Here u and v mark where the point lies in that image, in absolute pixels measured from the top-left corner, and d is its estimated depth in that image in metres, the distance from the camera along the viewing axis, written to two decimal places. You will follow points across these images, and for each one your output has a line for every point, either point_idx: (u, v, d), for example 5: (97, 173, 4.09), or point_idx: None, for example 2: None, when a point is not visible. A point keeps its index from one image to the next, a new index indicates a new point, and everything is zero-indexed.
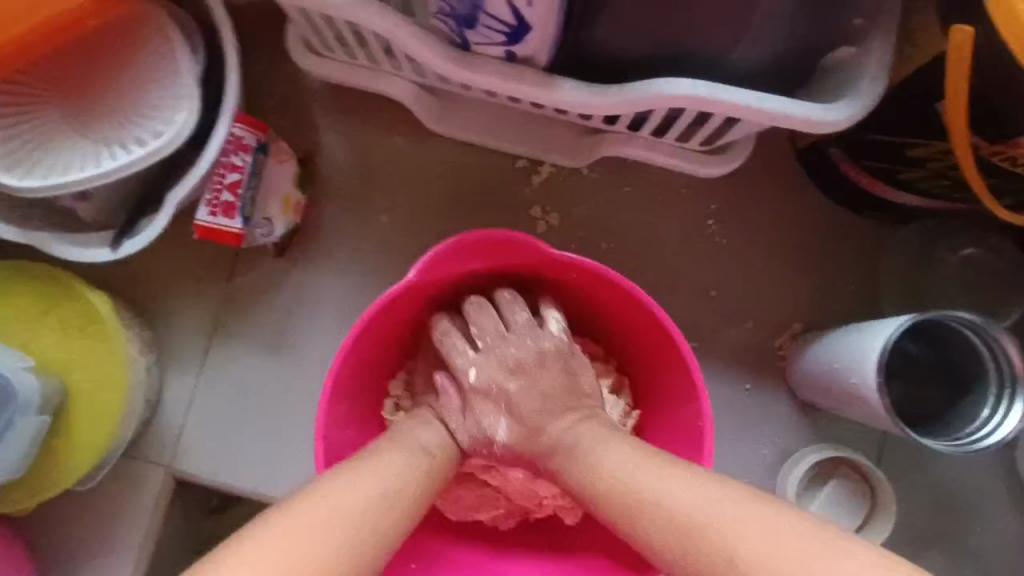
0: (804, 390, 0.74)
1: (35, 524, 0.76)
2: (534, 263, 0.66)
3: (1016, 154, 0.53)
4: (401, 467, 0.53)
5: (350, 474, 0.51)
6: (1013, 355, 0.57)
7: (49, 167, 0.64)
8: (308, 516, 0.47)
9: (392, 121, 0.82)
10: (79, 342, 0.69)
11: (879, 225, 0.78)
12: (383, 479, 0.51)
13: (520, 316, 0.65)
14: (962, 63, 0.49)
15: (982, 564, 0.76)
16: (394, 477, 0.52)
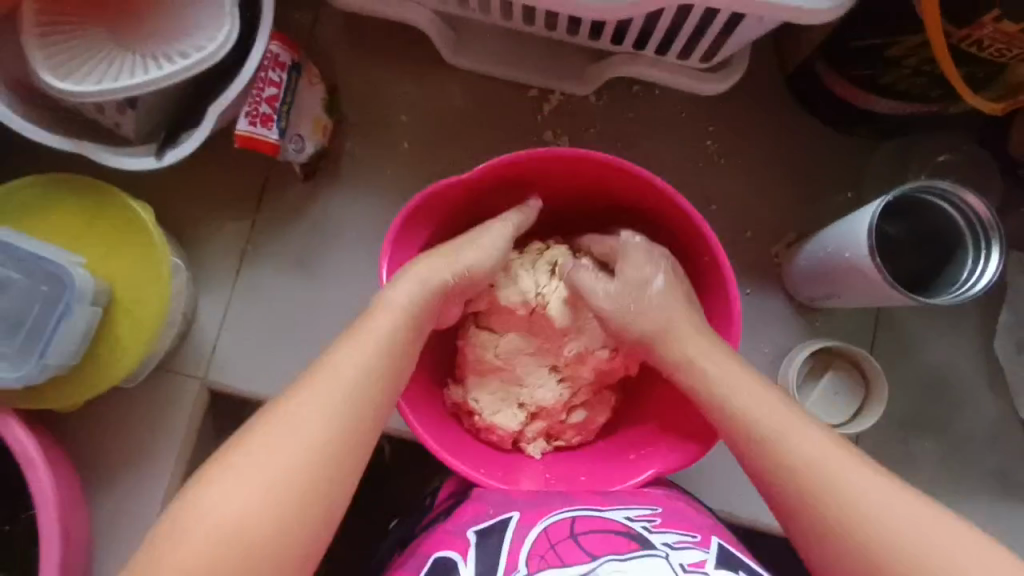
0: (804, 288, 0.80)
1: (77, 436, 0.79)
2: (504, 171, 0.71)
3: (982, 36, 0.60)
4: (392, 330, 0.60)
5: (345, 347, 0.59)
6: (982, 211, 0.64)
7: (98, 77, 0.68)
8: (313, 392, 0.55)
9: (410, 55, 0.87)
10: (123, 249, 0.73)
11: (861, 139, 0.86)
12: (378, 345, 0.59)
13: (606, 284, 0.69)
14: None
15: (967, 443, 0.83)
16: (386, 342, 0.60)
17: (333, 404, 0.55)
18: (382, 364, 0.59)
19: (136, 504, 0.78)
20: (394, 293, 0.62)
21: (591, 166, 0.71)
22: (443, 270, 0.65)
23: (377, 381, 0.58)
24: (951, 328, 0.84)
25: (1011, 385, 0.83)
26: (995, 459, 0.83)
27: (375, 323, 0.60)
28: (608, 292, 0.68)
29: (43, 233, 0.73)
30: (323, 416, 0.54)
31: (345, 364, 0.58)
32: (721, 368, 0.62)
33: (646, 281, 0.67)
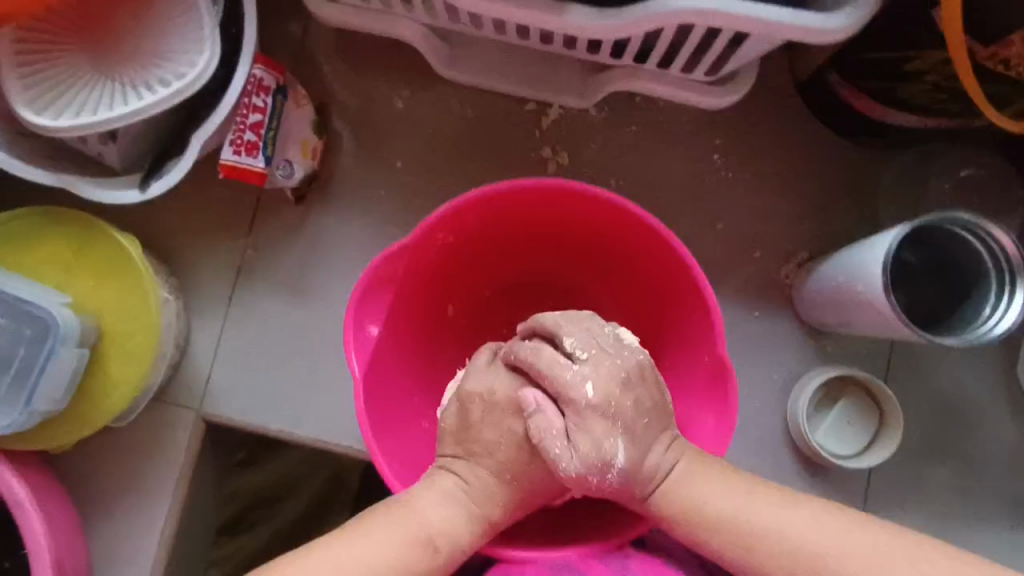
0: (813, 310, 0.76)
1: (73, 467, 0.78)
2: (457, 218, 0.68)
3: (1009, 55, 0.55)
4: (461, 497, 0.59)
5: (416, 501, 0.58)
6: (1009, 244, 0.60)
7: (76, 109, 0.66)
8: (377, 526, 0.57)
9: (404, 69, 0.84)
10: (110, 284, 0.71)
11: (878, 151, 0.81)
12: (451, 518, 0.58)
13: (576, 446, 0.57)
14: None
15: (986, 471, 0.79)
16: (439, 529, 0.57)
17: (415, 553, 0.56)
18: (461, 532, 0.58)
19: (133, 536, 0.78)
20: (428, 509, 0.58)
21: (546, 194, 0.68)
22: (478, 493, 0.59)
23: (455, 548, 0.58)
24: (972, 352, 0.80)
25: None
26: (1015, 487, 0.79)
27: (444, 487, 0.59)
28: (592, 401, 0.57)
29: (28, 267, 0.71)
30: (385, 561, 0.55)
31: (417, 524, 0.57)
32: (691, 479, 0.59)
33: (610, 447, 0.57)
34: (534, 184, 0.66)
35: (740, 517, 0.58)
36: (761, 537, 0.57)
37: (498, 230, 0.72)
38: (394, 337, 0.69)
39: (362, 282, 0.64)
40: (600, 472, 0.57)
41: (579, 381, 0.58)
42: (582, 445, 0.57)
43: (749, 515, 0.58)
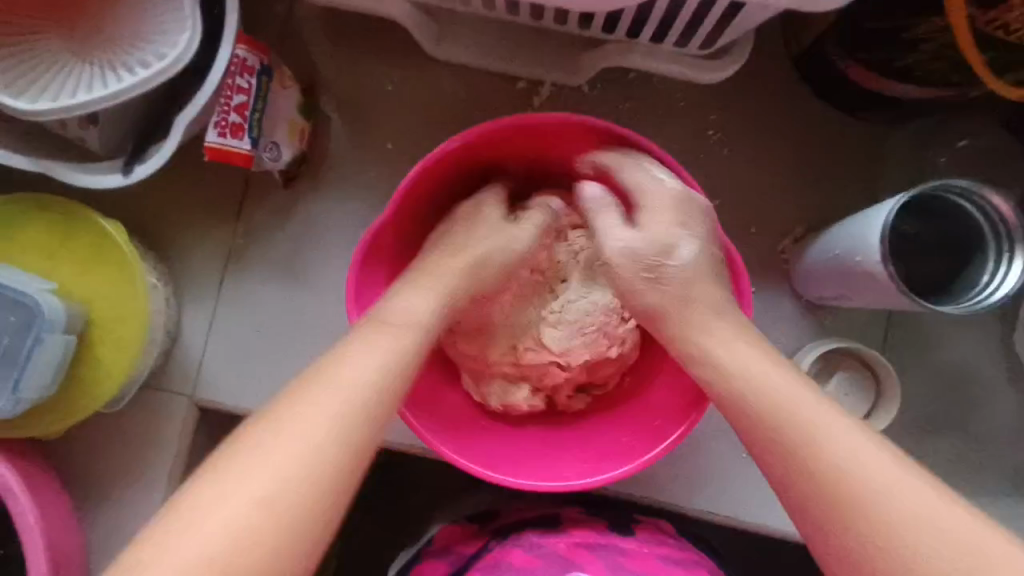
0: (812, 286, 0.75)
1: (65, 456, 0.77)
2: (446, 160, 0.70)
3: (1009, 19, 0.54)
4: (409, 327, 0.57)
5: (353, 355, 0.54)
6: (1008, 212, 0.59)
7: (55, 92, 0.64)
8: (320, 402, 0.51)
9: (391, 47, 0.82)
10: (96, 270, 0.70)
11: (876, 124, 0.80)
12: (395, 347, 0.55)
13: (620, 238, 0.62)
14: None
15: (986, 443, 0.79)
16: (414, 325, 0.57)
17: (324, 423, 0.50)
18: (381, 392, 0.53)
19: (129, 524, 0.77)
20: (396, 309, 0.58)
21: (533, 129, 0.70)
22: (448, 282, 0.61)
23: (375, 401, 0.52)
24: (971, 324, 0.80)
25: None
26: (1015, 458, 0.79)
27: (412, 296, 0.59)
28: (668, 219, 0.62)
29: (11, 255, 0.70)
30: (340, 399, 0.51)
31: (318, 407, 0.51)
32: (745, 361, 0.56)
33: (672, 245, 0.61)
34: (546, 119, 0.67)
35: (808, 416, 0.52)
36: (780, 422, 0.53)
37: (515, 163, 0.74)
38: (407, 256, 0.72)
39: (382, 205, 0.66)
40: (646, 270, 0.61)
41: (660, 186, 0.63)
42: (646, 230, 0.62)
43: (831, 448, 0.51)
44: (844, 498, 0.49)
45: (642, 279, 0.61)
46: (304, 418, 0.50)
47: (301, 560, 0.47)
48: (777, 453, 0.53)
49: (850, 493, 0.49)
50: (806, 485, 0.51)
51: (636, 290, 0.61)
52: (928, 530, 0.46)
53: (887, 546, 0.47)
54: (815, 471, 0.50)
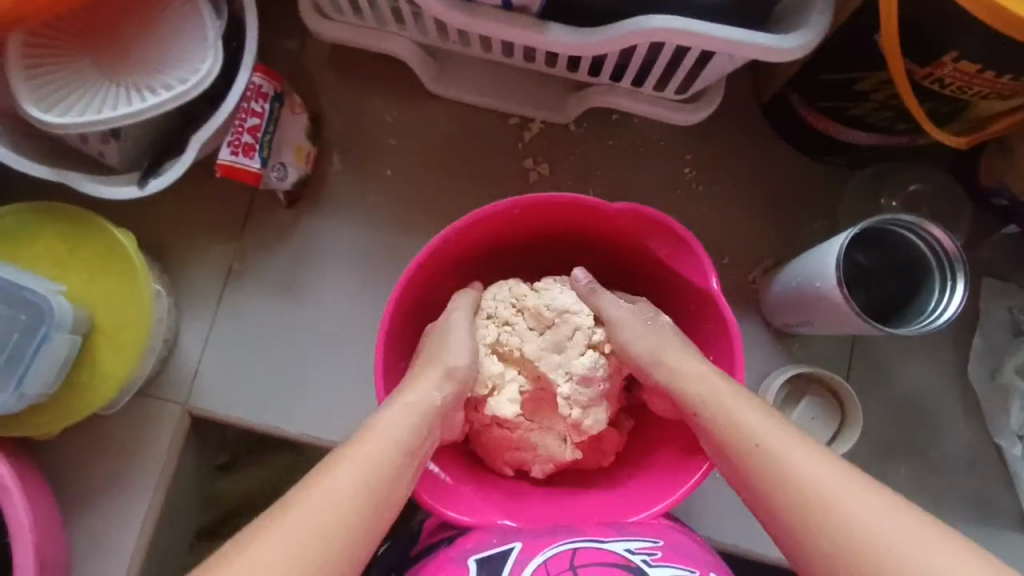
0: (778, 313, 0.81)
1: (56, 460, 0.79)
2: (417, 282, 0.71)
3: (942, 75, 0.62)
4: (396, 438, 0.58)
5: (334, 473, 0.55)
6: (948, 244, 0.65)
7: (82, 109, 0.69)
8: (311, 520, 0.52)
9: (394, 83, 0.89)
10: (104, 278, 0.73)
11: (836, 169, 0.87)
12: (385, 456, 0.57)
13: (620, 309, 0.70)
14: (891, 12, 0.58)
15: (944, 467, 0.84)
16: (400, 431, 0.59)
17: (312, 545, 0.51)
18: (363, 509, 0.54)
19: (114, 530, 0.78)
20: (384, 423, 0.59)
21: (480, 221, 0.72)
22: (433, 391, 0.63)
23: (360, 519, 0.54)
24: (927, 353, 0.85)
25: (986, 410, 0.84)
26: (971, 484, 0.83)
27: (392, 415, 0.60)
28: (629, 309, 0.70)
29: (25, 259, 0.73)
30: (325, 521, 0.52)
31: (307, 523, 0.52)
32: (733, 404, 0.61)
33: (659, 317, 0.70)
34: (548, 197, 0.70)
35: (812, 480, 0.54)
36: (789, 479, 0.55)
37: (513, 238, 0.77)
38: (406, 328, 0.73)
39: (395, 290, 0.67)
40: (648, 321, 0.69)
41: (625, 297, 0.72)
42: (626, 311, 0.70)
43: (842, 498, 0.53)
44: (846, 535, 0.51)
45: (649, 326, 0.69)
46: (288, 536, 0.51)
47: None
48: (763, 479, 0.56)
49: (851, 533, 0.51)
50: (814, 524, 0.53)
51: (629, 346, 0.68)
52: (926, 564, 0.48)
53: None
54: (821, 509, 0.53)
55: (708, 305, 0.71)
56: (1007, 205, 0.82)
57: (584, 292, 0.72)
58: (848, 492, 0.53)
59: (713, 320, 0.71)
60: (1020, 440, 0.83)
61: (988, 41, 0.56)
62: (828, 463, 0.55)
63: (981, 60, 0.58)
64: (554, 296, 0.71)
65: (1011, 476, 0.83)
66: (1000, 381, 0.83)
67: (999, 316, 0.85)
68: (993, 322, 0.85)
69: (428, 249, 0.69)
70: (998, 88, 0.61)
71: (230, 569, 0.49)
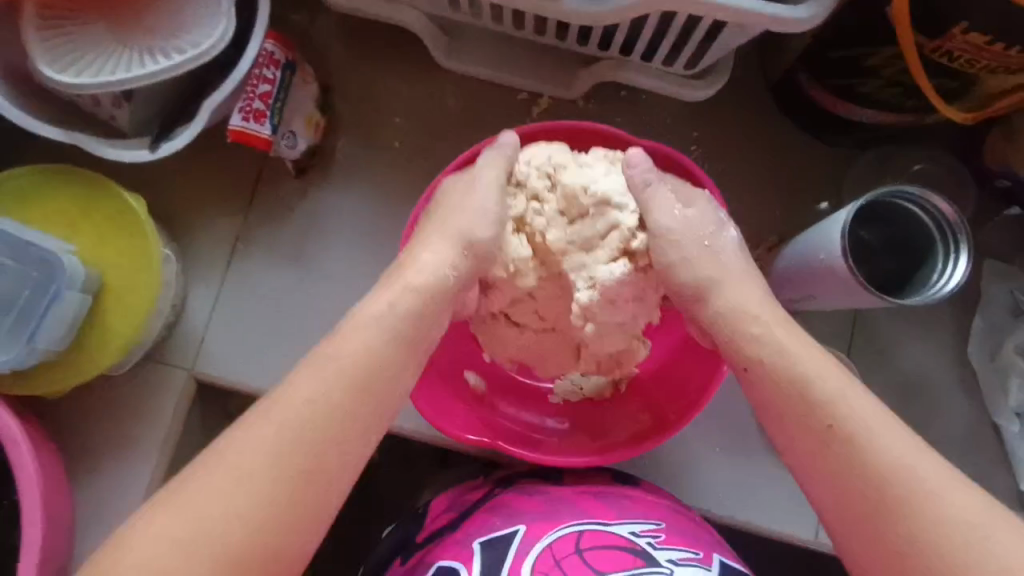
0: (781, 291, 0.81)
1: (63, 421, 0.80)
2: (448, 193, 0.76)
3: (952, 47, 0.62)
4: (384, 328, 0.59)
5: (309, 372, 0.57)
6: (951, 215, 0.66)
7: (95, 71, 0.69)
8: (281, 417, 0.54)
9: (404, 56, 0.89)
10: (113, 240, 0.73)
11: (841, 149, 0.88)
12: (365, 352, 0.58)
13: (677, 211, 0.64)
14: None
15: (942, 445, 0.84)
16: (388, 322, 0.60)
17: (307, 416, 0.55)
18: (358, 384, 0.57)
19: (118, 493, 0.79)
20: (369, 308, 0.60)
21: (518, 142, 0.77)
22: (439, 269, 0.63)
23: (358, 389, 0.57)
24: (928, 333, 0.86)
25: (985, 390, 0.85)
26: (969, 463, 0.84)
27: (384, 301, 0.61)
28: (683, 217, 0.64)
29: (35, 220, 0.74)
30: (321, 394, 0.56)
31: (302, 396, 0.55)
32: (769, 332, 0.61)
33: (723, 229, 0.66)
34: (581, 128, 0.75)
35: (911, 471, 0.53)
36: (879, 466, 0.54)
37: None
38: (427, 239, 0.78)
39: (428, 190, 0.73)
40: (703, 240, 0.64)
41: (695, 195, 0.67)
42: (693, 215, 0.65)
43: (935, 492, 0.52)
44: (895, 477, 0.53)
45: (701, 248, 0.64)
46: (287, 413, 0.54)
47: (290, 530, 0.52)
48: (853, 458, 0.55)
49: (900, 475, 0.53)
50: (860, 458, 0.55)
51: (692, 257, 0.63)
52: (975, 521, 0.51)
53: (932, 535, 0.51)
54: (871, 441, 0.55)
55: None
56: (1011, 186, 0.83)
57: (635, 184, 0.64)
58: (944, 487, 0.53)
59: None
60: (1019, 419, 0.83)
61: (997, 13, 0.57)
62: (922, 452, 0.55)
63: (990, 32, 0.59)
64: (590, 172, 0.65)
65: (1008, 455, 0.84)
66: (1000, 361, 0.84)
67: (1000, 297, 0.85)
68: (995, 303, 0.85)
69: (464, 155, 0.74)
70: (1006, 61, 0.62)
71: (233, 443, 0.53)
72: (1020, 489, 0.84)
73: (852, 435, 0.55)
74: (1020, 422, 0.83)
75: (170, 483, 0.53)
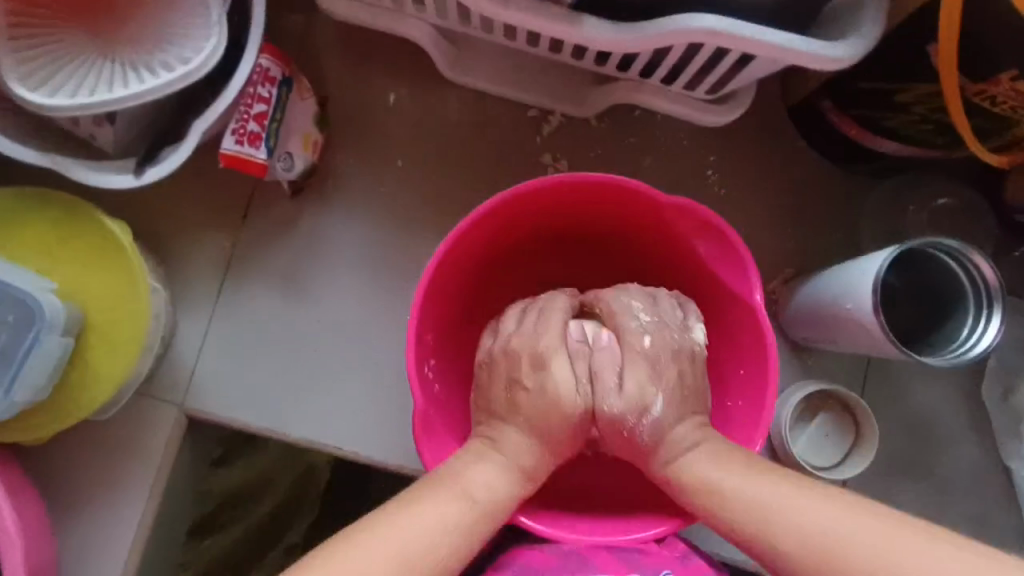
0: (800, 328, 0.78)
1: (44, 459, 0.75)
2: (470, 237, 0.70)
3: (996, 93, 0.59)
4: (479, 504, 0.57)
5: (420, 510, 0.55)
6: (987, 273, 0.63)
7: (73, 89, 0.63)
8: (381, 559, 0.52)
9: (406, 67, 0.84)
10: (96, 272, 0.68)
11: (861, 177, 0.85)
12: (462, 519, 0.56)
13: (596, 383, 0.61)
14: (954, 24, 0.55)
15: (951, 485, 0.84)
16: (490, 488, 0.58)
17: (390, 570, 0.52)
18: (445, 559, 0.54)
19: (105, 534, 0.75)
20: (473, 473, 0.58)
21: (543, 192, 0.70)
22: (513, 441, 0.61)
23: (441, 565, 0.54)
24: (942, 371, 0.84)
25: (997, 430, 0.84)
26: (978, 501, 0.84)
27: (484, 470, 0.59)
28: (608, 387, 0.61)
29: (11, 249, 0.68)
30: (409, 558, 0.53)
31: (392, 548, 0.53)
32: (718, 466, 0.58)
33: (646, 402, 0.60)
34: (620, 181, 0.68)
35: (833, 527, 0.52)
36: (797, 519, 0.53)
37: (571, 211, 0.75)
38: (446, 281, 0.72)
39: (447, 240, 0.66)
40: (620, 403, 0.61)
41: (638, 335, 0.63)
42: (630, 370, 0.61)
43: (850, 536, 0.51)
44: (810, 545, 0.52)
45: (615, 405, 0.61)
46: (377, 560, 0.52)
47: None
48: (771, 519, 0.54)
49: (812, 541, 0.52)
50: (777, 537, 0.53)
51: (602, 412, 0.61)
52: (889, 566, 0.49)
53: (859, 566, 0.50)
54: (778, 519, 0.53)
55: (745, 311, 0.70)
56: None
57: (579, 347, 0.63)
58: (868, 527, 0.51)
59: (749, 330, 0.70)
60: None
61: None
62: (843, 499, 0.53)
63: None
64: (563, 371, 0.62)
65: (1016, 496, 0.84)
66: (1012, 401, 0.83)
67: (1015, 336, 0.84)
68: (1010, 341, 0.84)
69: (493, 201, 0.67)
70: None
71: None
72: None
73: (762, 508, 0.54)
74: None
75: None
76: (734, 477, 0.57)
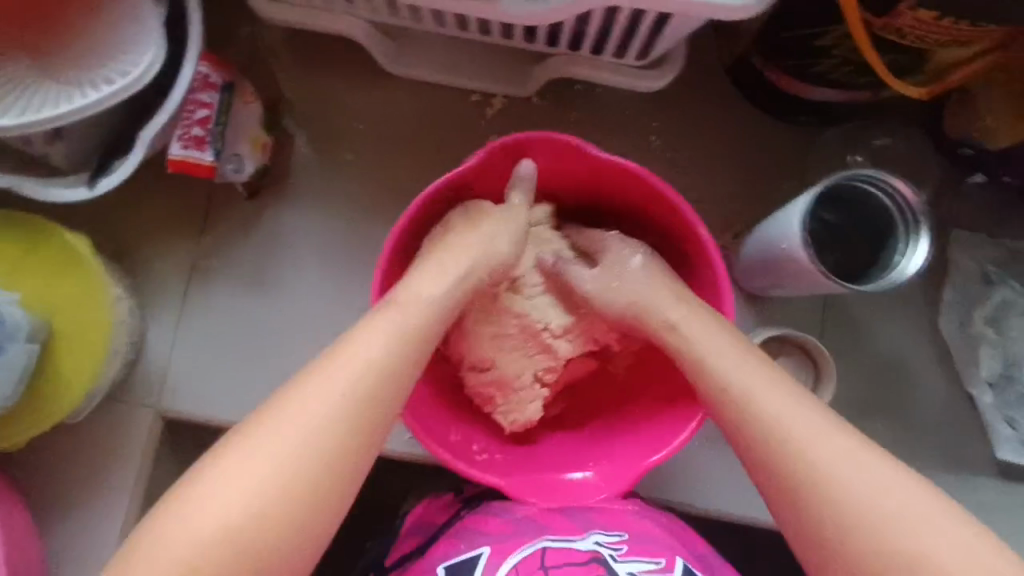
0: (749, 277, 0.80)
1: (28, 471, 0.78)
2: (413, 229, 0.72)
3: (901, 24, 0.60)
4: (422, 311, 0.63)
5: (328, 370, 0.58)
6: (911, 198, 0.66)
7: (20, 109, 0.67)
8: (319, 401, 0.57)
9: (350, 65, 0.87)
10: (58, 283, 0.71)
11: (801, 127, 0.87)
12: (396, 331, 0.61)
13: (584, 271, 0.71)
14: None
15: (920, 420, 0.84)
16: (423, 303, 0.64)
17: (327, 412, 0.57)
18: (383, 379, 0.59)
19: (90, 538, 0.77)
20: (419, 287, 0.64)
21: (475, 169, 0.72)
22: (467, 261, 0.67)
23: (384, 388, 0.59)
24: (900, 308, 0.85)
25: (958, 360, 0.84)
26: (946, 434, 0.84)
27: (424, 280, 0.65)
28: (591, 275, 0.70)
29: None
30: (348, 394, 0.58)
31: (330, 388, 0.58)
32: (703, 334, 0.64)
33: (625, 259, 0.70)
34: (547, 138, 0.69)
35: (815, 462, 0.56)
36: (795, 463, 0.57)
37: (516, 176, 0.76)
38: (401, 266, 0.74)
39: (390, 243, 0.68)
40: (610, 282, 0.69)
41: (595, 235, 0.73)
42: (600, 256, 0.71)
43: (833, 473, 0.56)
44: (795, 473, 0.57)
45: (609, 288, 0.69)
46: (318, 399, 0.57)
47: (306, 522, 0.55)
48: (770, 455, 0.58)
49: (798, 468, 0.57)
50: (772, 471, 0.58)
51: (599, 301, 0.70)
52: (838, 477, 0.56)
53: (834, 516, 0.55)
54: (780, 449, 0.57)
55: (692, 237, 0.72)
56: (973, 154, 0.83)
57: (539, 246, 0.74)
58: (862, 470, 0.55)
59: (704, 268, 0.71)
60: (991, 388, 0.84)
61: None
62: (842, 437, 0.57)
63: (938, 8, 0.57)
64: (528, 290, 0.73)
65: (983, 425, 0.84)
66: (970, 331, 0.84)
67: (968, 266, 0.85)
68: (964, 273, 0.85)
69: (429, 192, 0.69)
70: (955, 35, 0.61)
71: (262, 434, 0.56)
72: (996, 457, 0.84)
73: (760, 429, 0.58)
74: (992, 392, 0.84)
75: (206, 455, 0.57)
76: (720, 343, 0.63)
